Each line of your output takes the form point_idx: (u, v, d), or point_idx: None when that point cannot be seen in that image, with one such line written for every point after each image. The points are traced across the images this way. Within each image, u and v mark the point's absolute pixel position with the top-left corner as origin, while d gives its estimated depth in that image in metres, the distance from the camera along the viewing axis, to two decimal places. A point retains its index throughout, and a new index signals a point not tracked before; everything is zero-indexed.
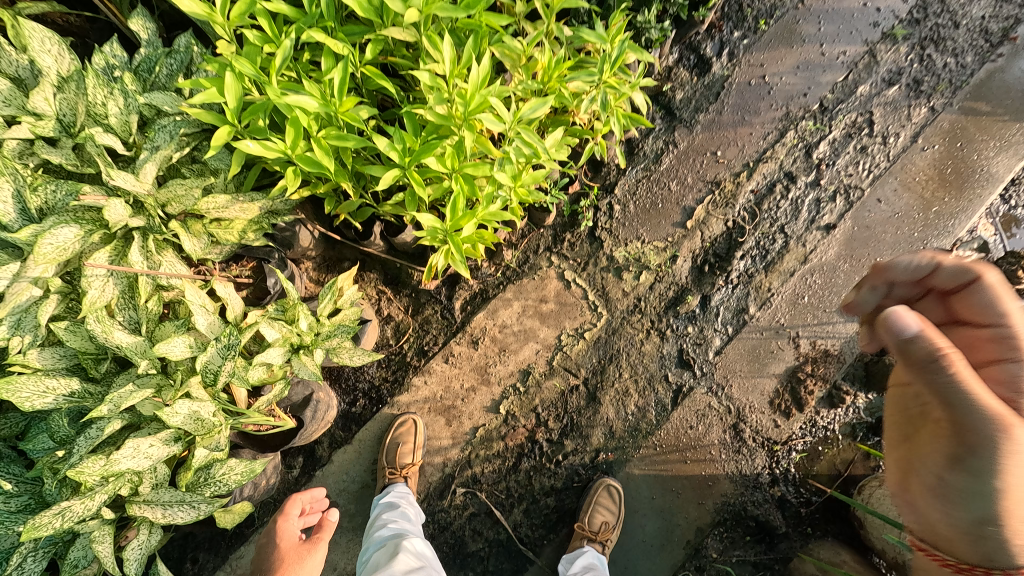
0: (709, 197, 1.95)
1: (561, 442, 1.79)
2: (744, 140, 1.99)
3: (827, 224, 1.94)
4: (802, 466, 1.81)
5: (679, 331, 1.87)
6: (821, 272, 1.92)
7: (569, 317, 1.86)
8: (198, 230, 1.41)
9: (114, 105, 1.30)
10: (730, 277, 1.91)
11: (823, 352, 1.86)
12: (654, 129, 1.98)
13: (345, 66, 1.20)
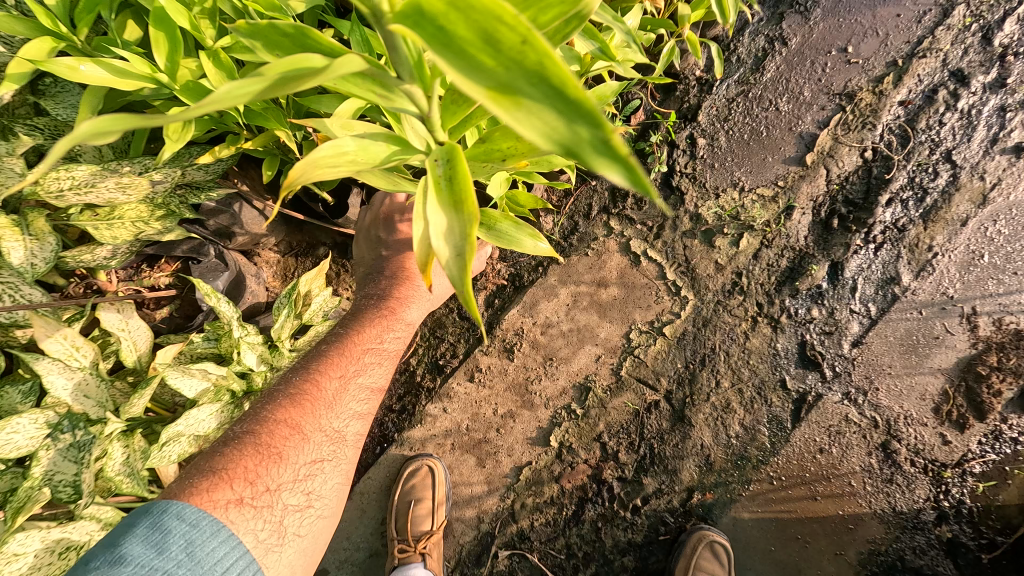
0: (837, 116, 1.33)
1: (639, 482, 1.28)
2: (886, 28, 1.34)
3: (1017, 144, 1.31)
4: (984, 497, 1.28)
5: (799, 316, 1.31)
6: (1010, 217, 1.31)
7: (641, 307, 1.32)
8: (41, 229, 0.89)
9: None
10: (872, 235, 1.31)
11: (1013, 335, 1.29)
12: (751, 22, 1.35)
13: None
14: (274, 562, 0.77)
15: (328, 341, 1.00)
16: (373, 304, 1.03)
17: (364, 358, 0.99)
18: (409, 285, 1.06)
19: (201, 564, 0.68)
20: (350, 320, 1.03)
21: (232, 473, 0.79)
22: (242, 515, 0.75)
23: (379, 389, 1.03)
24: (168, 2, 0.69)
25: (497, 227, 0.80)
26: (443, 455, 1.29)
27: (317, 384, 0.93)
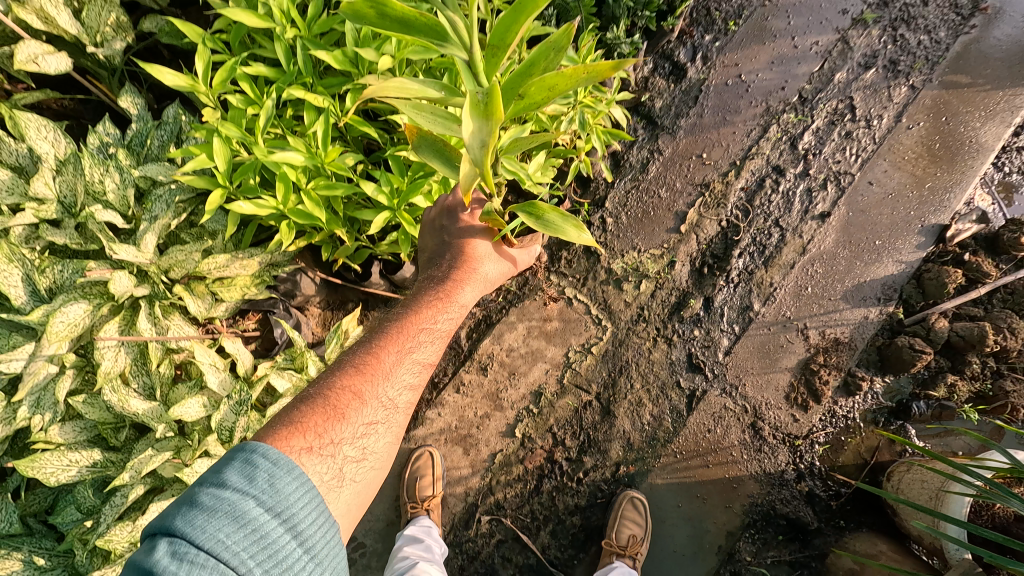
0: (700, 199, 1.96)
1: (581, 460, 1.78)
2: (728, 140, 2.01)
3: (821, 212, 1.95)
4: (826, 459, 1.80)
5: (685, 335, 1.87)
6: (821, 261, 1.92)
7: (576, 334, 1.87)
8: (202, 291, 1.40)
9: (111, 181, 1.32)
10: (730, 277, 1.91)
11: (834, 341, 1.86)
12: (637, 140, 2.01)
13: (325, 117, 1.33)
14: (332, 498, 0.94)
15: (389, 321, 1.24)
16: (432, 290, 1.28)
17: (419, 336, 1.21)
18: (466, 270, 1.30)
19: (277, 495, 0.78)
20: (411, 302, 1.28)
21: (305, 426, 0.95)
22: (310, 459, 0.91)
23: (428, 364, 1.24)
24: (286, 170, 1.31)
25: (544, 219, 1.14)
26: (439, 446, 1.79)
27: (378, 356, 1.14)
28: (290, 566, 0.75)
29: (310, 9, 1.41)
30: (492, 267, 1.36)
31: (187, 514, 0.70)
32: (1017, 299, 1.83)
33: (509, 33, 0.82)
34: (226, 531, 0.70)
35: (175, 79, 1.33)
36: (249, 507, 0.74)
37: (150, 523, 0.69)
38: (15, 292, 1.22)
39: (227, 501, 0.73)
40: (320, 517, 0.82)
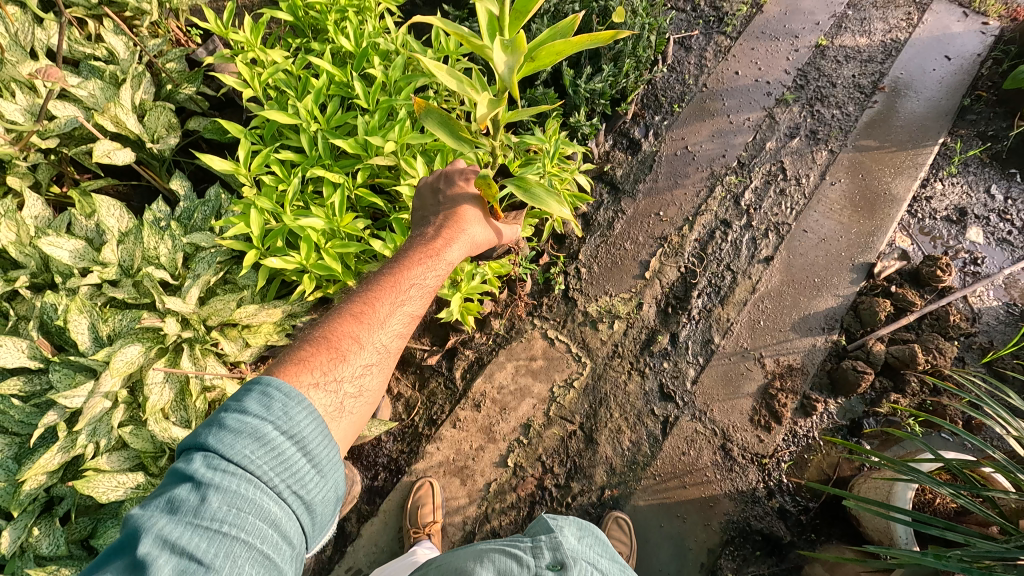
0: (660, 250, 2.27)
1: (568, 485, 1.94)
2: (681, 199, 2.35)
3: (765, 256, 2.26)
4: (793, 476, 1.95)
5: (656, 367, 2.10)
6: (770, 298, 2.20)
7: (559, 370, 2.09)
8: (234, 335, 1.64)
9: (165, 247, 1.61)
10: (692, 314, 2.17)
11: (788, 367, 2.09)
12: (603, 202, 2.35)
13: (341, 190, 1.65)
14: (334, 427, 1.04)
15: (382, 274, 1.32)
16: (421, 248, 1.35)
17: (409, 291, 1.30)
18: (453, 230, 1.36)
19: (290, 421, 0.90)
20: (402, 258, 1.36)
21: (309, 364, 1.07)
22: (315, 391, 1.02)
23: (418, 316, 1.33)
24: (309, 232, 1.59)
25: (529, 192, 1.39)
26: (438, 478, 1.94)
27: (373, 305, 1.24)
28: (304, 478, 0.88)
29: (330, 109, 1.79)
30: (480, 231, 1.41)
31: (217, 434, 0.84)
32: (942, 323, 2.09)
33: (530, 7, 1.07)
34: (250, 449, 0.84)
35: (222, 165, 1.66)
36: (268, 430, 0.87)
37: (187, 439, 0.84)
38: (81, 338, 1.46)
39: (249, 424, 0.86)
40: (327, 440, 0.94)
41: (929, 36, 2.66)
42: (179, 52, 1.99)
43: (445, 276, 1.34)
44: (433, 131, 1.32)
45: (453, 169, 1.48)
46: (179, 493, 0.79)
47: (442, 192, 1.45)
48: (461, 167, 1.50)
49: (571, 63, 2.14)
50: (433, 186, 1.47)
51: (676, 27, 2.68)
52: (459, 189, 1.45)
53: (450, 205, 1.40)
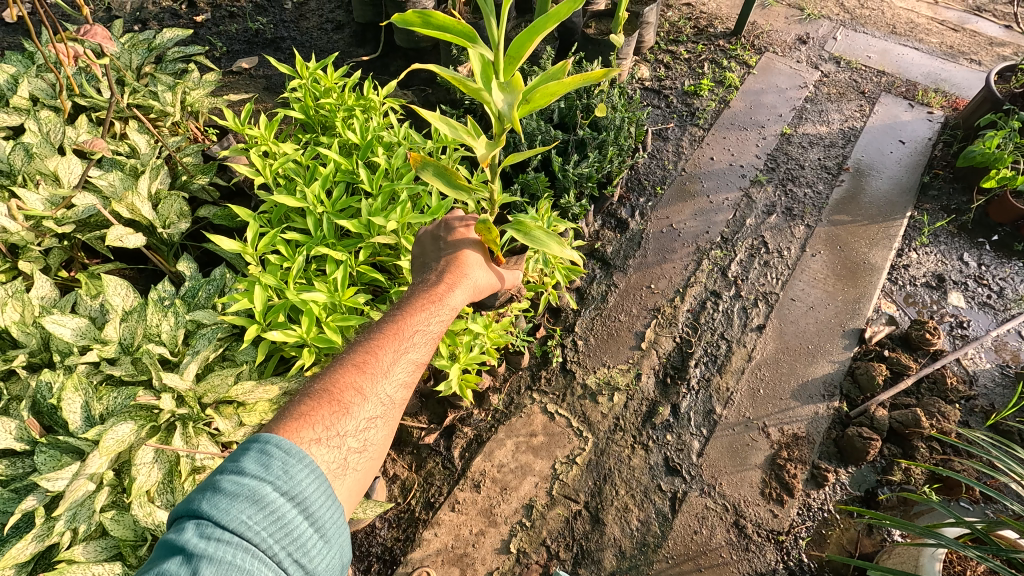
0: (654, 321, 2.32)
1: (576, 573, 1.80)
2: (670, 273, 2.44)
3: (757, 325, 2.31)
4: (814, 555, 1.84)
5: (659, 440, 2.05)
6: (766, 366, 2.21)
7: (560, 446, 2.03)
8: (229, 413, 1.60)
9: (167, 324, 1.64)
10: (691, 384, 2.17)
11: (793, 436, 2.05)
12: (596, 277, 2.43)
13: (344, 266, 1.71)
14: (338, 484, 1.06)
15: (385, 321, 1.34)
16: (423, 295, 1.39)
17: (413, 337, 1.31)
18: (455, 275, 1.44)
19: (290, 481, 0.92)
20: (404, 306, 1.38)
21: (311, 419, 1.08)
22: (317, 447, 1.04)
23: (424, 362, 1.33)
24: (312, 305, 1.63)
25: (530, 235, 1.51)
26: (436, 569, 1.78)
27: (376, 354, 1.25)
28: (305, 545, 0.88)
29: (336, 194, 1.90)
30: (481, 274, 1.50)
31: (212, 499, 0.85)
32: (940, 387, 2.11)
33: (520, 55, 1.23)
34: (247, 514, 0.84)
35: (231, 245, 1.73)
36: (266, 491, 0.88)
37: (181, 507, 0.84)
38: (73, 416, 1.43)
39: (246, 486, 0.87)
40: (329, 500, 0.96)
41: (882, 124, 2.94)
42: (196, 147, 2.14)
43: (449, 320, 1.37)
44: (430, 182, 1.49)
45: (452, 217, 1.58)
46: (169, 566, 0.77)
47: (443, 239, 1.55)
48: (459, 216, 1.60)
49: (559, 151, 2.32)
50: (433, 234, 1.57)
51: (653, 120, 2.94)
52: (460, 235, 1.55)
53: (452, 250, 1.48)
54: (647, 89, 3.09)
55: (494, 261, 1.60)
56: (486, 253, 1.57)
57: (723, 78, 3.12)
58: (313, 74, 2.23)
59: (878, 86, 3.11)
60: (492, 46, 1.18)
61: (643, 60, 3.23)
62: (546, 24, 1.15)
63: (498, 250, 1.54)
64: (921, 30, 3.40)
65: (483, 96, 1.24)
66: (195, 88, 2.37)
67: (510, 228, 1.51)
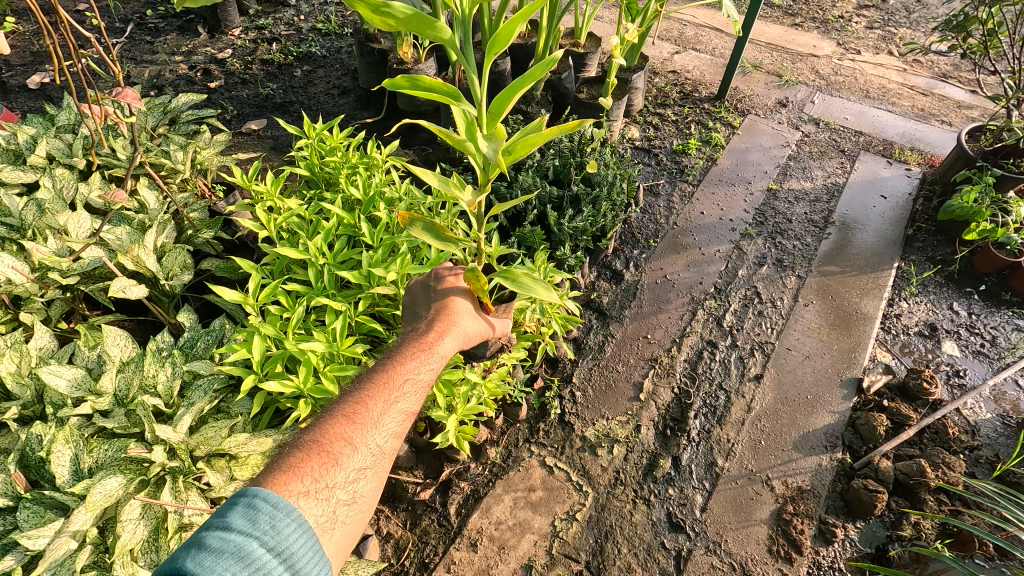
0: (652, 371, 2.32)
1: None
2: (665, 323, 2.47)
3: (755, 374, 2.31)
4: None
5: (661, 494, 2.00)
6: (766, 416, 2.19)
7: (560, 502, 1.97)
8: (221, 466, 1.56)
9: (164, 374, 1.63)
10: (691, 436, 2.14)
11: (798, 490, 2.00)
12: (592, 327, 2.45)
13: (344, 316, 1.73)
14: (326, 540, 1.04)
15: (376, 370, 1.33)
16: (413, 344, 1.39)
17: (403, 386, 1.30)
18: (445, 323, 1.45)
19: (277, 535, 0.90)
20: (395, 355, 1.38)
21: (299, 473, 1.07)
22: (305, 501, 1.03)
23: (414, 412, 1.31)
24: (310, 355, 1.63)
25: (518, 281, 1.54)
26: None
27: (366, 404, 1.24)
28: None
29: (337, 246, 1.95)
30: (470, 322, 1.51)
31: (197, 556, 0.82)
32: (943, 437, 2.09)
33: (500, 111, 1.30)
34: (233, 572, 0.82)
35: (233, 296, 1.76)
36: (253, 547, 0.87)
37: (165, 565, 0.81)
38: (60, 470, 1.40)
39: (233, 542, 0.85)
40: (316, 555, 0.94)
41: (863, 180, 3.07)
42: (203, 203, 2.21)
43: (439, 368, 1.36)
44: (420, 236, 1.53)
45: (441, 267, 1.61)
46: None
47: (433, 288, 1.57)
48: (449, 266, 1.64)
49: (554, 205, 2.40)
50: (423, 284, 1.59)
51: (644, 177, 3.06)
52: (449, 284, 1.58)
53: (441, 298, 1.50)
54: (637, 148, 3.23)
55: (484, 310, 1.62)
56: (475, 302, 1.59)
57: (709, 138, 3.28)
58: (319, 134, 2.35)
59: (857, 145, 3.28)
60: (474, 102, 1.26)
61: (633, 122, 3.41)
62: (522, 83, 1.25)
63: (486, 298, 1.56)
64: (892, 95, 3.62)
65: (468, 149, 1.30)
66: (205, 147, 2.48)
67: (497, 276, 1.54)
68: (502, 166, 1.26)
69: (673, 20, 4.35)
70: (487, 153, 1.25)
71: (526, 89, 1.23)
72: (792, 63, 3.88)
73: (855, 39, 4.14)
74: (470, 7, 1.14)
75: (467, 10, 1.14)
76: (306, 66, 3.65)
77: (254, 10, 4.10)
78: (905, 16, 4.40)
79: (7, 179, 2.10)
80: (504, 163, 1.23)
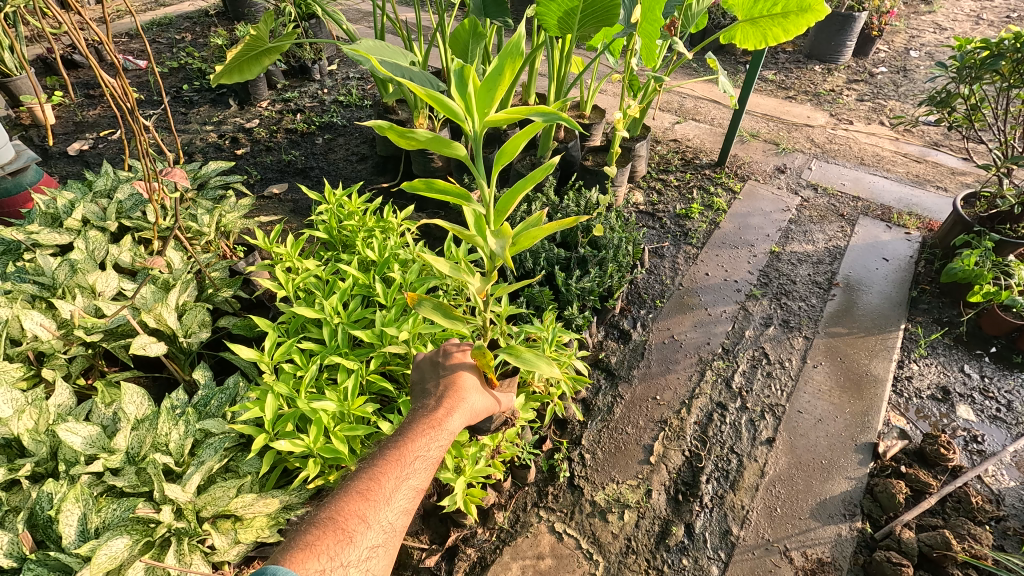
0: (662, 433, 2.29)
1: None
2: (675, 384, 2.47)
3: (767, 437, 2.27)
4: None
5: (675, 565, 1.92)
6: (781, 482, 2.14)
7: (569, 572, 1.90)
8: (226, 528, 1.55)
9: (177, 432, 1.65)
10: (704, 502, 2.08)
11: (818, 562, 1.92)
12: (601, 387, 2.45)
13: (355, 375, 1.76)
14: None
15: (388, 445, 1.34)
16: (423, 420, 1.39)
17: (414, 463, 1.30)
18: (454, 398, 1.44)
19: None
20: (406, 431, 1.38)
21: (315, 551, 1.08)
22: None
23: (424, 488, 1.31)
24: (321, 414, 1.65)
25: (522, 357, 1.57)
26: None
27: (379, 481, 1.24)
28: None
29: (352, 306, 2.02)
30: (478, 398, 1.50)
31: None
32: (966, 506, 2.03)
33: (506, 208, 1.40)
34: None
35: (249, 354, 1.80)
36: None
37: None
38: (68, 529, 1.40)
39: None
40: None
41: (864, 243, 3.14)
42: (225, 263, 2.30)
43: (448, 445, 1.35)
44: (430, 317, 1.59)
45: (450, 344, 1.61)
46: None
47: (441, 363, 1.57)
48: (456, 343, 1.64)
49: (562, 267, 2.48)
50: (432, 360, 1.58)
51: (649, 239, 3.16)
52: (456, 359, 1.57)
53: (449, 372, 1.51)
54: (642, 212, 3.36)
55: (489, 385, 1.61)
56: (482, 376, 1.59)
57: (711, 202, 3.40)
58: (339, 199, 2.48)
59: (856, 209, 3.38)
60: (483, 203, 1.35)
61: (637, 186, 3.55)
62: (525, 185, 1.34)
63: (494, 374, 1.57)
64: (887, 162, 3.76)
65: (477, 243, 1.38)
66: (230, 211, 2.61)
67: (504, 351, 1.58)
68: (508, 261, 1.34)
69: (673, 93, 4.62)
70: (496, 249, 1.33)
71: (529, 190, 1.32)
72: (788, 132, 4.08)
73: (847, 110, 4.36)
74: (482, 127, 1.24)
75: (479, 129, 1.24)
76: (327, 134, 3.88)
77: (282, 84, 4.42)
78: (893, 89, 4.65)
79: (44, 241, 2.21)
80: (511, 259, 1.30)
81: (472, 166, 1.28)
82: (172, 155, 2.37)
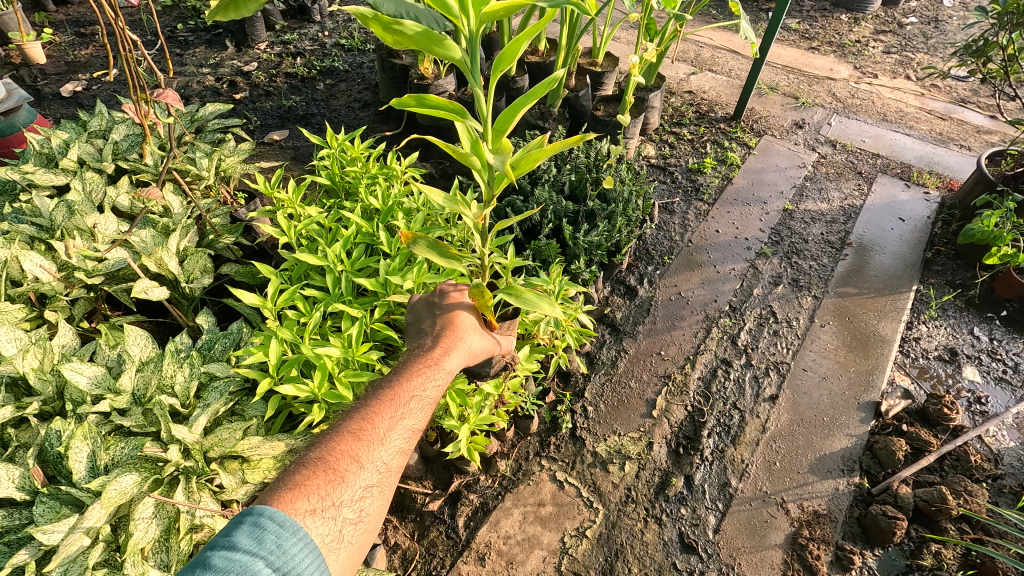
0: (665, 388, 2.30)
1: None
2: (679, 340, 2.46)
3: (770, 395, 2.28)
4: None
5: (674, 514, 1.96)
6: (781, 438, 2.15)
7: (569, 518, 1.94)
8: (233, 468, 1.57)
9: (181, 375, 1.66)
10: (705, 455, 2.11)
11: (814, 514, 1.96)
12: (605, 341, 2.44)
13: (359, 323, 1.74)
14: (332, 558, 1.05)
15: (382, 386, 1.33)
16: (420, 360, 1.38)
17: (410, 403, 1.30)
18: (451, 339, 1.43)
19: (283, 555, 0.94)
20: (402, 370, 1.37)
21: (306, 491, 1.07)
22: (312, 519, 1.03)
23: (420, 428, 1.31)
24: (325, 360, 1.63)
25: (521, 298, 1.54)
26: None
27: (372, 422, 1.23)
28: None
29: (355, 254, 1.98)
30: (476, 339, 1.49)
31: None
32: (965, 464, 2.04)
33: (504, 127, 1.34)
34: None
35: (251, 298, 1.77)
36: (258, 567, 0.89)
37: None
38: (77, 465, 1.42)
39: (237, 564, 0.88)
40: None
41: (880, 202, 3.06)
42: (225, 209, 2.24)
43: (445, 386, 1.35)
44: (425, 254, 1.56)
45: (445, 285, 1.60)
46: None
47: (437, 304, 1.55)
48: (451, 284, 1.62)
49: (570, 220, 2.41)
50: (427, 301, 1.56)
51: (660, 194, 3.08)
52: (453, 300, 1.56)
53: (446, 314, 1.49)
54: (653, 165, 3.26)
55: (488, 327, 1.61)
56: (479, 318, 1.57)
57: (725, 157, 3.29)
58: (341, 144, 2.39)
59: (874, 167, 3.27)
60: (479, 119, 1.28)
61: (649, 140, 3.43)
62: (526, 101, 1.27)
63: (492, 316, 1.56)
64: (910, 118, 3.61)
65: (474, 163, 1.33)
66: (229, 155, 2.53)
67: (502, 292, 1.55)
68: (509, 178, 1.28)
69: (689, 42, 4.40)
70: (494, 165, 1.27)
71: (529, 106, 1.26)
72: (808, 86, 3.90)
73: (872, 63, 4.16)
74: (479, 26, 1.16)
75: (476, 30, 1.17)
76: (329, 80, 3.73)
77: (280, 25, 4.22)
78: (922, 42, 4.41)
79: (40, 181, 2.17)
80: (510, 174, 1.24)
81: (468, 72, 1.21)
82: (162, 77, 2.30)
